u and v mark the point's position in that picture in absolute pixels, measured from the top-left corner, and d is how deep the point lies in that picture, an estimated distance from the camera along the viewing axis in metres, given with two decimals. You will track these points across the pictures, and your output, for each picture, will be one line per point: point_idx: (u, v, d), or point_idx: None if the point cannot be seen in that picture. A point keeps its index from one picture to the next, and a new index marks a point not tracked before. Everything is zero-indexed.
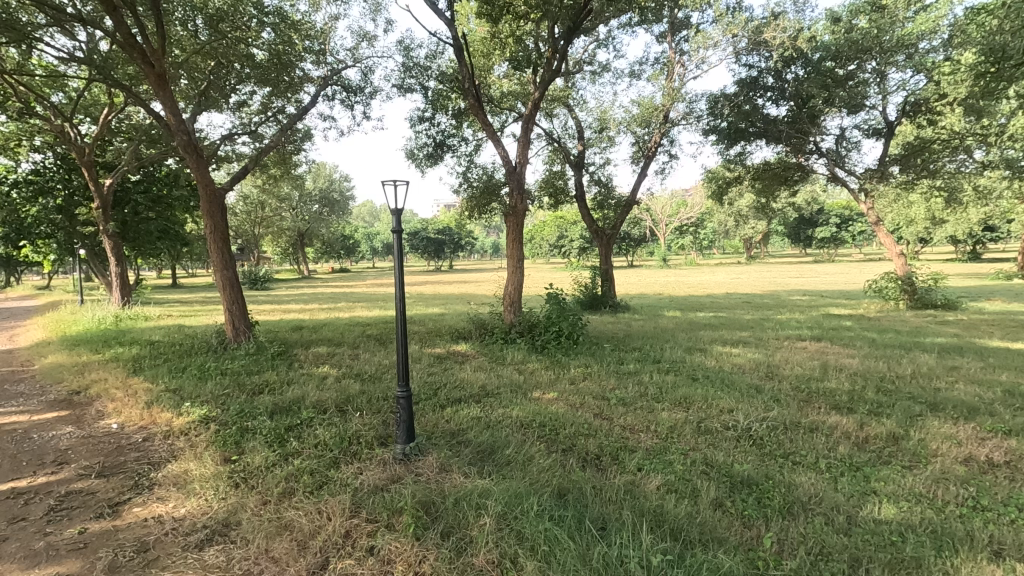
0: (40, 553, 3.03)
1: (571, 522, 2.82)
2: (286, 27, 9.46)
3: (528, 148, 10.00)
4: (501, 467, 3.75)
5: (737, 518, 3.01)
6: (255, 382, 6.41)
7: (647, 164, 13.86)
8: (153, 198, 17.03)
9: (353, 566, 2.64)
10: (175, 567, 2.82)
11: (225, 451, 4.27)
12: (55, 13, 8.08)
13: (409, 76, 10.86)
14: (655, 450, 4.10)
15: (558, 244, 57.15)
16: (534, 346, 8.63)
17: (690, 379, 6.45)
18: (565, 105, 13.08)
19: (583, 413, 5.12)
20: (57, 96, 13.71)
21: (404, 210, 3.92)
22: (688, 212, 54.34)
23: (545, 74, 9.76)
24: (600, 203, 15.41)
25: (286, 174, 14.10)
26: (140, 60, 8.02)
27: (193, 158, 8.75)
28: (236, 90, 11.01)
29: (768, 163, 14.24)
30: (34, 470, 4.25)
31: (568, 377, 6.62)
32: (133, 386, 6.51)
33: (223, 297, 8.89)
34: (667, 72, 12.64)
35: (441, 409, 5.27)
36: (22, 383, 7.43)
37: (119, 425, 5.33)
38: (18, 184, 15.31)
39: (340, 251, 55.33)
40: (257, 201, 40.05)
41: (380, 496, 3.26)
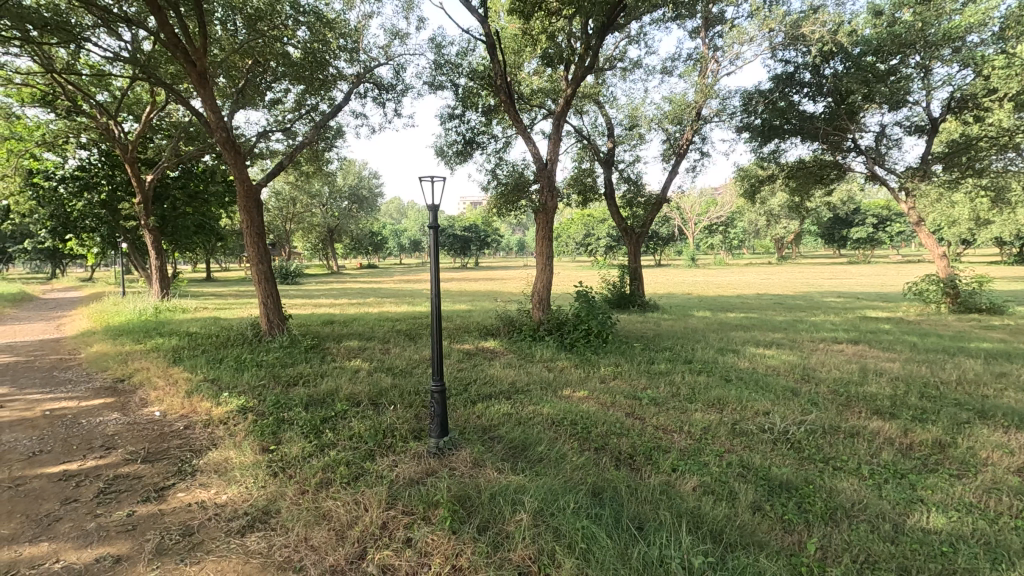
0: (92, 533, 3.16)
1: (609, 520, 2.81)
2: (321, 25, 9.61)
3: (558, 146, 9.95)
4: (534, 464, 3.75)
5: (778, 523, 2.95)
6: (290, 374, 6.55)
7: (678, 162, 13.67)
8: (190, 193, 17.50)
9: (391, 558, 2.68)
10: (219, 552, 2.90)
11: (263, 441, 4.37)
12: (102, 14, 8.36)
13: (440, 73, 10.91)
14: (690, 450, 4.05)
15: (584, 243, 56.81)
16: (562, 343, 8.62)
17: (723, 380, 6.34)
18: (595, 102, 13.00)
19: (615, 412, 5.08)
20: (103, 95, 14.20)
21: (440, 206, 3.93)
22: (717, 211, 53.47)
23: (577, 71, 9.69)
24: (628, 201, 15.25)
25: (318, 171, 14.33)
26: (182, 58, 8.23)
27: (232, 155, 8.98)
28: (271, 88, 11.24)
29: (803, 162, 13.85)
30: (84, 454, 4.42)
31: (598, 376, 6.58)
32: (173, 376, 6.73)
33: (257, 291, 9.05)
34: (701, 68, 12.42)
35: (472, 404, 5.30)
36: (71, 370, 7.75)
37: (162, 413, 5.50)
38: (65, 180, 15.89)
39: (368, 247, 56.14)
40: (289, 197, 40.80)
41: (416, 489, 3.30)
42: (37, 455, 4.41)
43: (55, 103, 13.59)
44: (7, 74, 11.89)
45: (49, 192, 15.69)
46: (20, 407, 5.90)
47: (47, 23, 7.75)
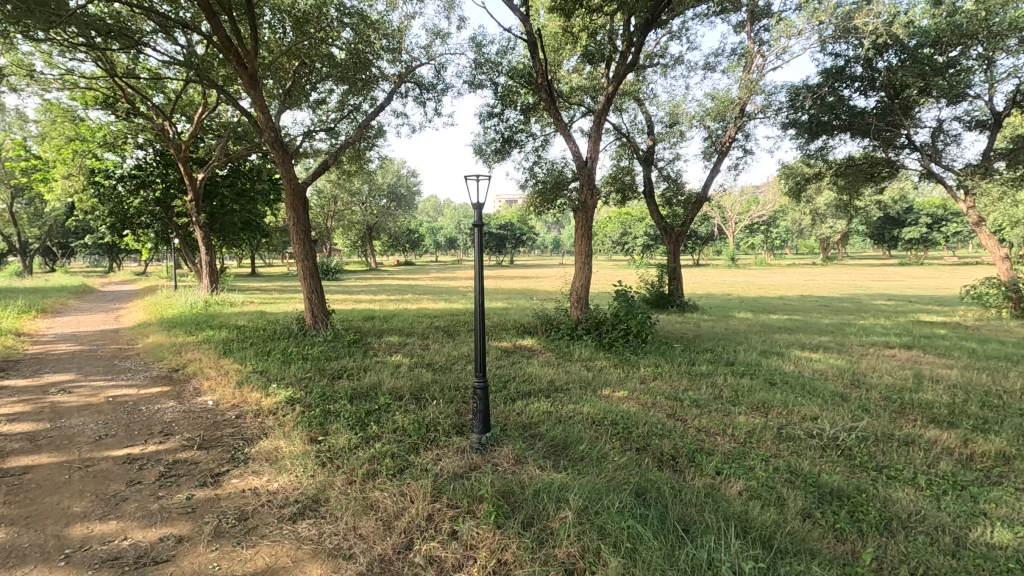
0: (156, 514, 3.34)
1: (654, 521, 2.79)
2: (365, 26, 9.81)
3: (598, 144, 9.88)
4: (576, 462, 3.75)
5: (829, 530, 2.89)
6: (334, 367, 6.75)
7: (720, 161, 13.39)
8: (237, 191, 18.15)
9: (438, 550, 2.73)
10: (272, 537, 3.02)
11: (311, 431, 4.51)
12: (162, 20, 8.76)
13: (480, 72, 11.01)
14: (734, 454, 3.98)
15: (621, 241, 56.24)
16: (600, 343, 8.59)
17: (767, 383, 6.19)
18: (635, 99, 12.88)
19: (656, 412, 5.04)
20: (159, 97, 14.87)
21: (484, 205, 3.96)
22: (759, 210, 52.04)
23: (619, 70, 9.60)
24: (668, 200, 15.00)
25: (359, 170, 14.63)
26: (234, 60, 8.52)
27: (279, 154, 9.28)
28: (316, 88, 11.52)
29: (852, 159, 13.24)
30: (145, 439, 4.67)
31: (637, 376, 6.53)
32: (224, 367, 7.01)
33: (303, 286, 9.32)
34: (745, 63, 12.11)
35: (512, 401, 5.34)
36: (130, 360, 8.18)
37: (215, 402, 5.74)
38: (123, 179, 16.74)
39: (405, 245, 57.09)
40: (330, 195, 41.79)
41: (460, 483, 3.35)
42: (103, 439, 4.68)
43: (116, 106, 14.32)
44: (72, 78, 12.59)
45: (109, 190, 16.50)
46: (86, 393, 6.26)
47: (111, 30, 8.20)
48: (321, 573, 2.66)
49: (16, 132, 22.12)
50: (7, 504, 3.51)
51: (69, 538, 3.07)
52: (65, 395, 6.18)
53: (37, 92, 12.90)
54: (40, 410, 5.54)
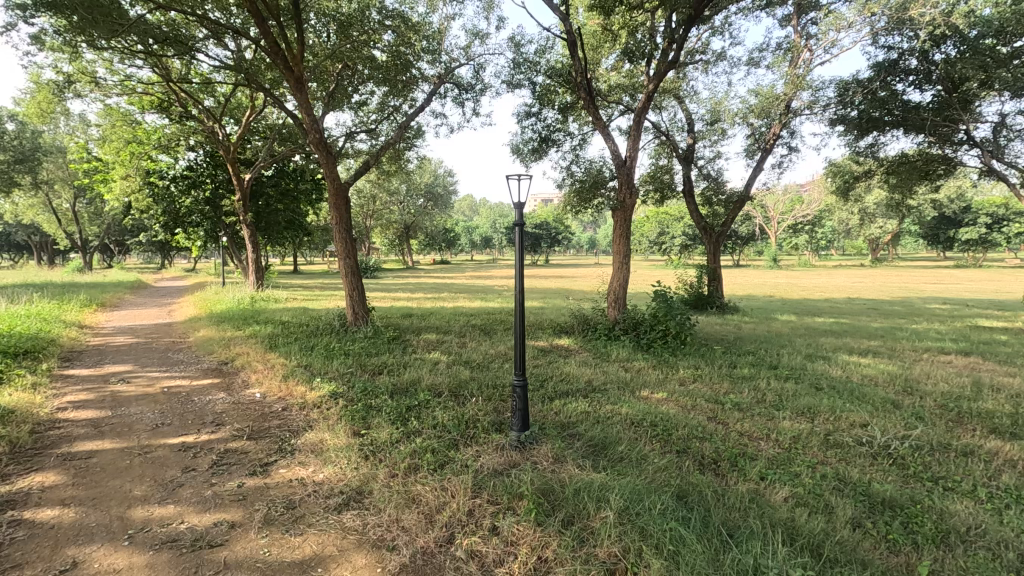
0: (209, 500, 3.49)
1: (697, 524, 2.76)
2: (406, 28, 9.98)
3: (638, 142, 9.77)
4: (615, 463, 3.73)
5: (881, 541, 2.79)
6: (375, 363, 6.90)
7: (763, 158, 13.04)
8: (281, 191, 18.73)
9: (479, 544, 2.77)
10: (319, 526, 3.12)
11: (354, 425, 4.63)
12: (214, 26, 9.11)
13: (518, 72, 11.04)
14: (779, 459, 3.89)
15: (658, 241, 55.45)
16: (638, 344, 8.51)
17: (813, 388, 6.00)
18: (675, 97, 12.68)
19: (696, 415, 4.96)
20: (209, 100, 15.49)
21: (524, 205, 4.00)
22: (803, 210, 50.43)
23: (660, 67, 9.46)
24: (708, 199, 14.70)
25: (398, 170, 14.89)
26: (281, 64, 8.78)
27: (323, 155, 9.53)
28: (358, 90, 11.78)
29: (905, 155, 12.64)
30: (198, 428, 4.88)
31: (677, 378, 6.42)
32: (271, 360, 7.27)
33: (344, 284, 9.55)
34: (791, 58, 11.76)
35: (550, 400, 5.35)
36: (182, 352, 8.57)
37: (262, 394, 5.96)
38: (175, 180, 17.57)
39: (442, 244, 57.80)
40: (369, 194, 42.57)
41: (500, 480, 3.39)
42: (159, 427, 4.92)
43: (170, 109, 14.99)
44: (130, 83, 13.24)
45: (162, 190, 17.36)
46: (143, 383, 6.60)
47: (167, 37, 8.56)
48: (366, 563, 2.74)
49: (80, 136, 23.47)
50: (75, 485, 3.74)
51: (131, 520, 3.25)
52: (124, 384, 6.52)
53: (99, 98, 13.62)
54: (102, 399, 5.87)
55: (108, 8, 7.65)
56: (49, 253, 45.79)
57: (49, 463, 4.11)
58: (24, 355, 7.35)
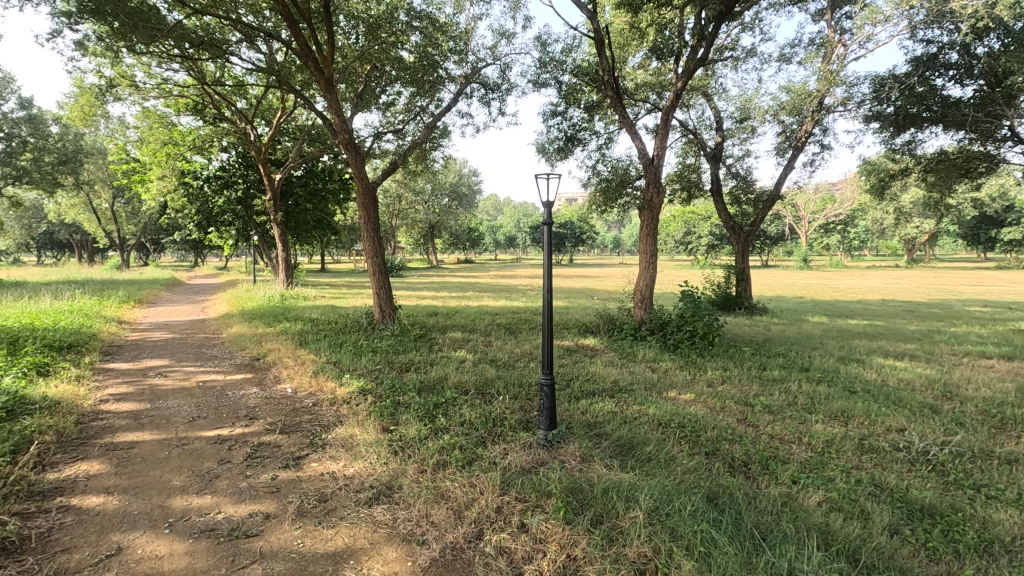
0: (244, 491, 3.59)
1: (729, 527, 2.72)
2: (434, 28, 10.06)
3: (666, 141, 9.68)
4: (643, 463, 3.72)
5: (920, 549, 2.72)
6: (402, 360, 6.99)
7: (794, 157, 12.78)
8: (310, 191, 19.08)
9: (508, 541, 2.79)
10: (350, 519, 3.18)
11: (383, 421, 4.70)
12: (247, 30, 9.31)
13: (544, 71, 11.03)
14: (812, 463, 3.82)
15: (684, 241, 54.75)
16: (665, 344, 8.44)
17: (846, 392, 5.86)
18: (703, 95, 12.53)
19: (725, 417, 4.90)
20: (242, 102, 15.86)
21: (553, 204, 4.01)
22: (835, 209, 49.22)
23: (689, 65, 9.34)
24: (736, 197, 14.47)
25: (424, 169, 15.04)
26: (312, 66, 8.92)
27: (352, 155, 9.67)
28: (386, 91, 11.92)
29: (944, 153, 12.21)
30: (233, 422, 5.02)
31: (705, 380, 6.34)
32: (301, 357, 7.42)
33: (372, 282, 9.68)
34: (825, 54, 11.49)
35: (576, 400, 5.35)
36: (216, 348, 8.82)
37: (293, 390, 6.10)
38: (209, 180, 18.04)
39: (466, 243, 58.13)
40: (395, 194, 43.03)
41: (528, 477, 3.40)
42: (196, 420, 5.07)
43: (204, 111, 15.41)
44: (167, 86, 13.64)
45: (197, 190, 17.85)
46: (179, 377, 6.82)
47: (202, 41, 8.77)
48: (397, 556, 2.78)
49: (120, 138, 24.31)
50: (118, 474, 3.89)
51: (171, 509, 3.36)
52: (162, 378, 6.75)
53: (137, 101, 14.06)
54: (141, 392, 6.07)
55: (147, 14, 7.93)
56: (90, 251, 47.56)
57: (93, 453, 4.28)
58: (68, 349, 7.65)
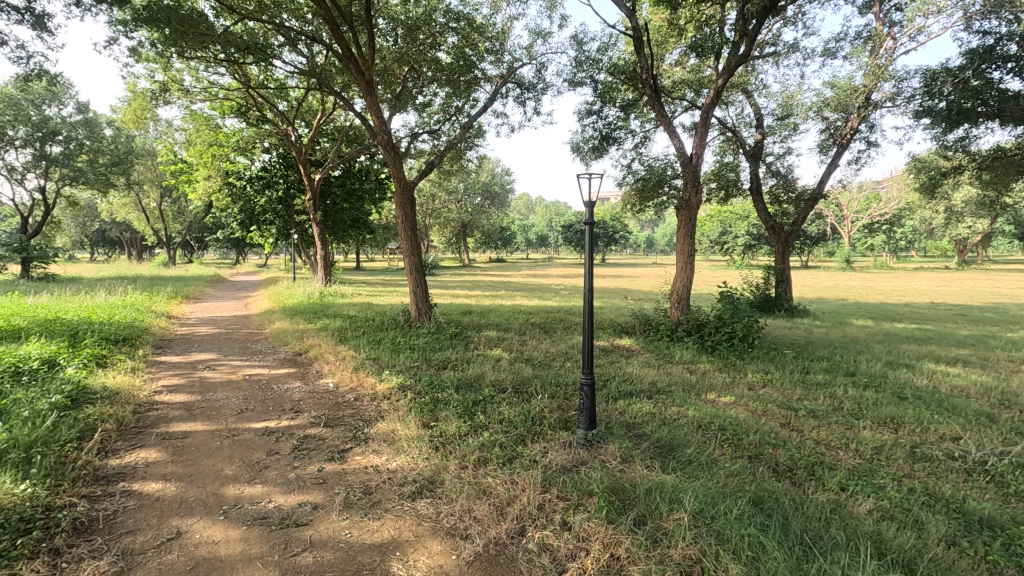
0: (293, 481, 3.72)
1: (777, 531, 2.68)
2: (470, 29, 10.13)
3: (705, 139, 9.51)
4: (685, 465, 3.69)
5: (980, 562, 2.62)
6: (439, 358, 7.10)
7: (838, 154, 12.40)
8: (348, 191, 19.49)
9: (551, 538, 2.82)
10: (395, 512, 3.25)
11: (423, 417, 4.78)
12: (289, 33, 9.55)
13: (580, 70, 10.99)
14: (860, 470, 3.71)
15: (720, 240, 53.67)
16: (703, 346, 8.33)
17: (896, 398, 5.66)
18: (743, 92, 12.27)
19: (768, 421, 4.80)
20: (283, 104, 16.29)
21: (596, 204, 4.01)
22: (880, 208, 47.50)
23: (730, 62, 9.15)
24: (776, 197, 14.12)
25: (459, 169, 15.16)
26: (353, 68, 9.09)
27: (391, 155, 9.83)
28: (423, 92, 12.05)
29: (1001, 149, 11.59)
30: (279, 414, 5.20)
31: (745, 382, 6.22)
32: (341, 352, 7.61)
33: (409, 281, 9.83)
34: (872, 48, 11.09)
35: (614, 400, 5.34)
36: (261, 343, 9.11)
37: (335, 384, 6.27)
38: (251, 180, 18.61)
39: (498, 242, 58.40)
40: (429, 194, 43.48)
41: (569, 476, 3.42)
42: (244, 412, 5.26)
43: (248, 113, 15.90)
44: (213, 90, 14.14)
45: (240, 190, 18.46)
46: (227, 370, 7.08)
47: (247, 46, 9.05)
48: (442, 550, 2.84)
49: (169, 140, 25.35)
50: (174, 462, 4.08)
51: (224, 496, 3.51)
52: (211, 371, 7.02)
53: (184, 104, 14.59)
54: (192, 384, 6.33)
55: (196, 21, 8.28)
56: (139, 249, 49.74)
57: (150, 441, 4.49)
58: (123, 342, 8.03)
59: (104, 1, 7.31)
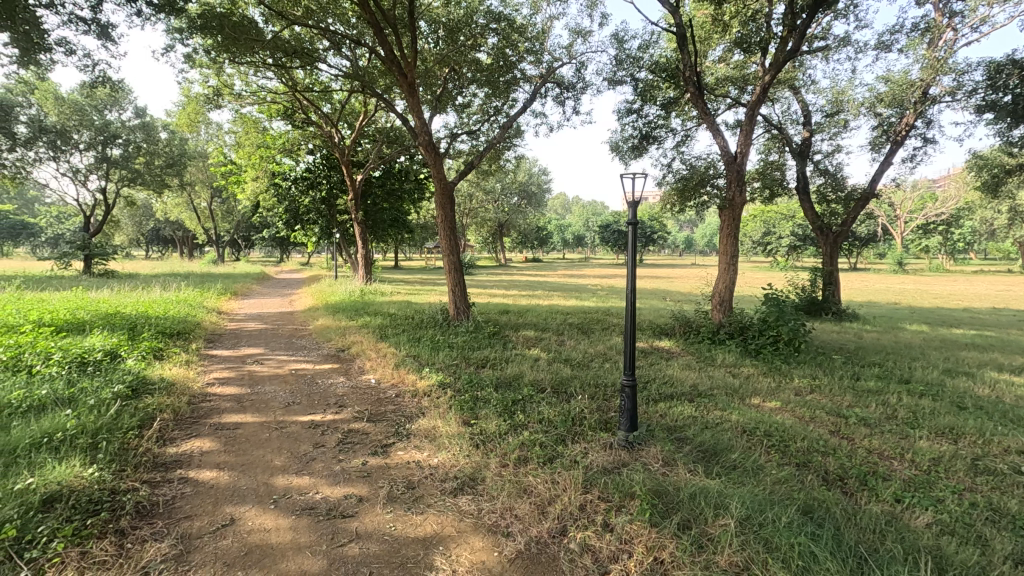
0: (339, 474, 3.82)
1: (829, 541, 2.61)
2: (511, 29, 10.16)
3: (750, 137, 9.27)
4: (729, 471, 3.61)
5: None
6: (479, 356, 7.16)
7: (892, 152, 11.89)
8: (388, 191, 19.84)
9: (593, 539, 2.81)
10: (438, 507, 3.31)
11: (464, 415, 4.83)
12: (332, 36, 9.76)
13: (620, 69, 10.88)
14: (917, 482, 3.56)
15: (763, 241, 52.27)
16: (746, 350, 8.12)
17: (955, 407, 5.39)
18: (790, 88, 11.91)
19: (816, 428, 4.65)
20: (328, 106, 16.71)
21: (640, 205, 3.97)
22: (935, 209, 45.27)
23: (778, 57, 8.87)
24: (823, 196, 13.64)
25: (497, 169, 15.22)
26: (396, 71, 9.23)
27: (431, 156, 9.94)
28: (462, 93, 12.13)
29: None
30: (324, 408, 5.35)
31: (791, 388, 6.04)
32: (382, 349, 7.77)
33: (448, 280, 9.94)
34: (930, 40, 10.59)
35: (654, 402, 5.27)
36: (305, 338, 9.39)
37: (376, 380, 6.42)
38: (296, 181, 19.16)
39: (534, 243, 58.44)
40: (466, 194, 43.82)
41: (611, 477, 3.41)
42: (290, 405, 5.44)
43: (294, 116, 16.39)
44: (261, 94, 14.61)
45: (285, 190, 19.07)
46: (274, 365, 7.33)
47: (295, 50, 9.32)
48: (484, 546, 2.87)
49: (219, 142, 26.36)
50: (227, 451, 4.25)
51: (274, 486, 3.63)
52: (259, 365, 7.28)
53: (234, 107, 15.15)
54: (242, 377, 6.59)
55: (248, 27, 8.58)
56: (189, 247, 52.04)
57: (204, 431, 4.69)
58: (177, 335, 8.41)
59: (163, 10, 7.65)
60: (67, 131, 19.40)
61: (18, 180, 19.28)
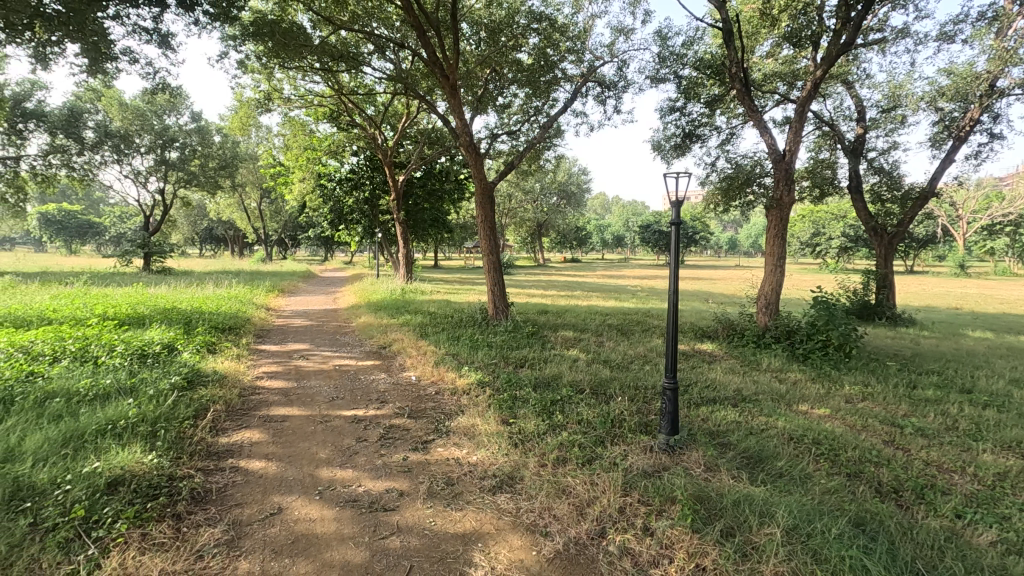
0: (381, 468, 3.91)
1: (884, 556, 2.50)
2: (552, 28, 10.14)
3: (800, 134, 8.95)
4: (775, 478, 3.50)
5: None
6: (517, 356, 7.17)
7: (954, 149, 11.26)
8: (428, 191, 20.09)
9: (633, 542, 2.79)
10: (477, 504, 3.34)
11: (502, 414, 4.86)
12: (377, 39, 9.95)
13: (663, 66, 10.69)
14: (979, 497, 3.36)
15: (812, 242, 50.37)
16: (793, 354, 7.85)
17: (1022, 419, 5.06)
18: (843, 83, 11.45)
19: (869, 437, 4.45)
20: (371, 109, 17.08)
21: (683, 204, 3.89)
22: (1001, 208, 42.44)
23: (831, 51, 8.52)
24: (877, 195, 13.03)
25: (537, 169, 15.19)
26: (438, 73, 9.33)
27: (472, 156, 10.00)
28: (503, 93, 12.16)
29: None
30: (366, 404, 5.48)
31: (841, 395, 5.81)
32: (422, 347, 7.89)
33: (487, 279, 10.01)
34: (999, 30, 9.97)
35: (696, 406, 5.16)
36: (348, 335, 9.63)
37: (416, 377, 6.52)
38: (340, 181, 19.66)
39: (573, 243, 58.11)
40: (505, 193, 43.97)
41: (652, 481, 3.36)
42: (334, 400, 5.58)
43: (339, 118, 16.82)
44: (309, 98, 15.03)
45: (330, 190, 19.59)
46: (318, 360, 7.55)
47: (341, 54, 9.54)
48: (522, 545, 2.88)
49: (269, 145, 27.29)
50: (275, 443, 4.41)
51: (319, 478, 3.75)
52: (304, 360, 7.50)
53: (283, 111, 15.67)
54: (289, 372, 6.81)
55: (295, 33, 8.85)
56: (240, 245, 54.13)
57: (254, 423, 4.88)
58: (228, 330, 8.76)
59: (218, 19, 7.96)
60: (130, 135, 20.48)
61: (86, 182, 20.47)
